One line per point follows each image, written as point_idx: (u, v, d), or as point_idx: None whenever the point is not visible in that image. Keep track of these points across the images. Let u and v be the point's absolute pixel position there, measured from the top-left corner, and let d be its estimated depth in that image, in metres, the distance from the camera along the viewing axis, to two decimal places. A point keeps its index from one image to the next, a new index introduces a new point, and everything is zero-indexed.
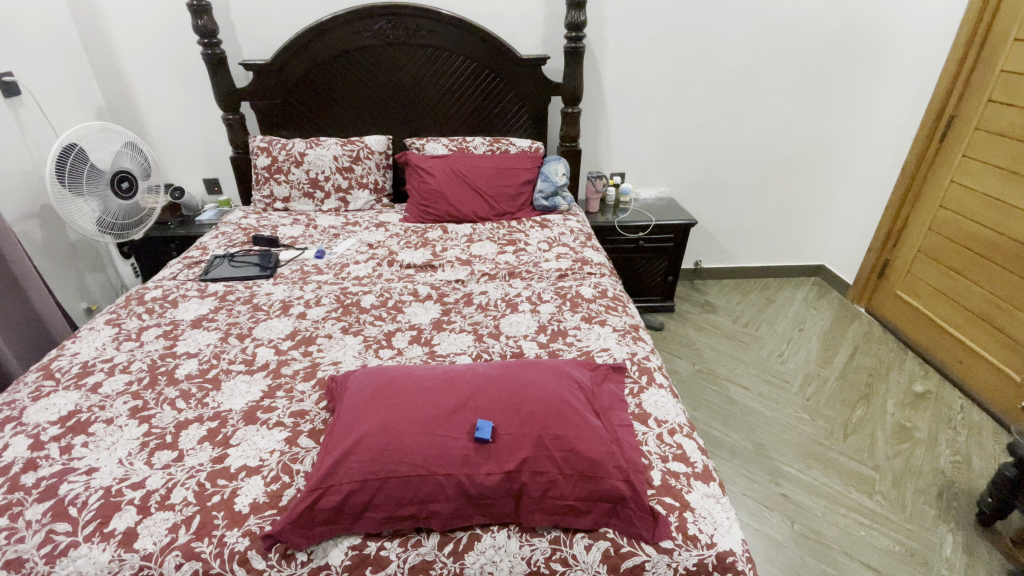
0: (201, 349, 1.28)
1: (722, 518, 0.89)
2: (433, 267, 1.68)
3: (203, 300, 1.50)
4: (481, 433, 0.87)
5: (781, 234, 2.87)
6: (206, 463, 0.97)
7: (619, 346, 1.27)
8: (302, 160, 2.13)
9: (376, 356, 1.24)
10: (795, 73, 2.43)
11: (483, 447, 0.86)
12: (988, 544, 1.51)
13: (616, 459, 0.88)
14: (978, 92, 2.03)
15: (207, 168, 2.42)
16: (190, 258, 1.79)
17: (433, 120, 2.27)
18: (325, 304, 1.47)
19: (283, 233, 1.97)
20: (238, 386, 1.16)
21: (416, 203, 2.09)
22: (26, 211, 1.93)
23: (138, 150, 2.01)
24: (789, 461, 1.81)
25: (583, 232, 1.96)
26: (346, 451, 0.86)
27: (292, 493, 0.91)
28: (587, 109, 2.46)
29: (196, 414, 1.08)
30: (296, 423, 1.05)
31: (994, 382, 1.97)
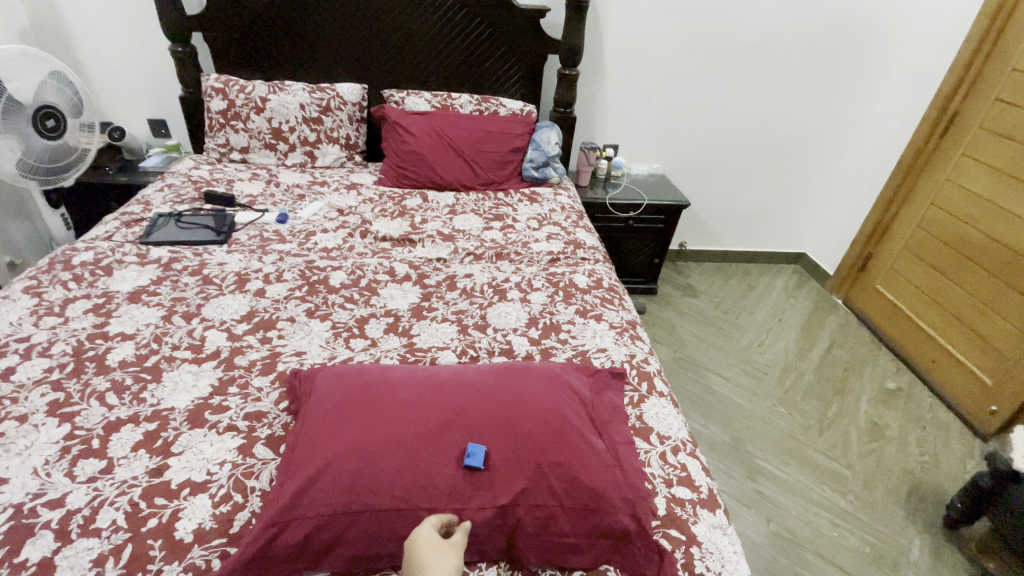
0: (140, 330, 1.10)
1: (729, 553, 0.83)
2: (412, 242, 1.51)
3: (143, 268, 1.30)
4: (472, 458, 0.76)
5: (767, 219, 2.81)
6: (141, 477, 0.82)
7: (617, 347, 1.17)
8: (263, 107, 1.88)
9: (347, 347, 1.10)
10: (801, 51, 2.31)
11: (474, 475, 0.75)
12: (952, 546, 1.54)
13: (622, 489, 0.78)
14: (986, 88, 1.96)
15: (153, 107, 2.12)
16: (129, 215, 1.56)
17: (415, 71, 2.04)
18: (288, 280, 1.29)
19: (239, 189, 1.74)
20: (183, 378, 0.99)
21: (394, 164, 1.89)
22: None
23: (67, 83, 1.71)
24: (765, 457, 1.79)
25: (575, 210, 1.83)
26: (312, 478, 0.73)
27: (246, 518, 0.77)
28: (584, 72, 2.27)
29: (131, 413, 0.92)
30: (251, 428, 0.91)
31: (965, 383, 2.00)
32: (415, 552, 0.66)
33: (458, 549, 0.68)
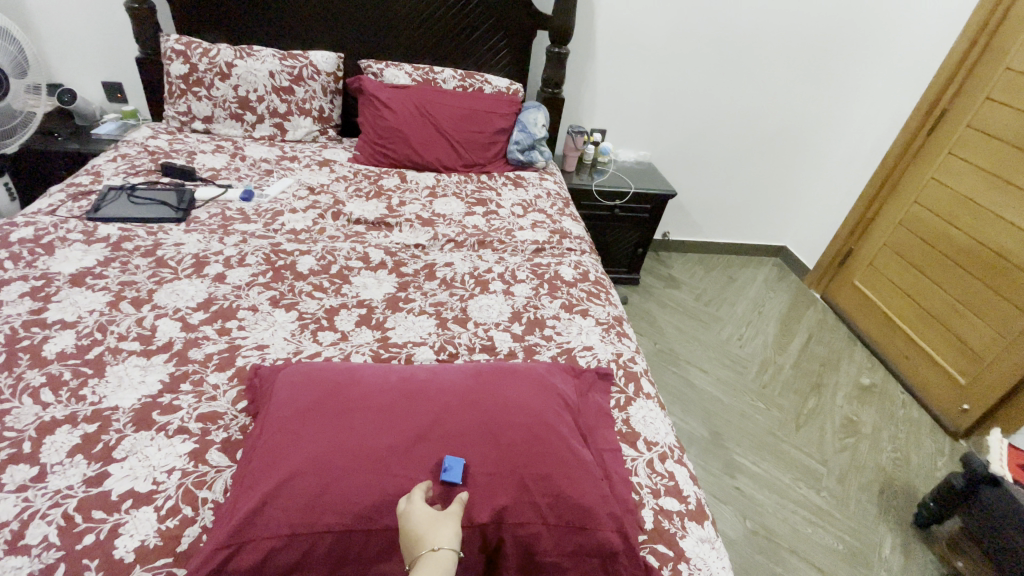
0: (82, 317, 1.00)
1: (717, 568, 0.79)
2: (388, 226, 1.42)
3: (89, 248, 1.18)
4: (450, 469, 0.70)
5: (751, 211, 2.79)
6: (77, 486, 0.73)
7: (603, 345, 1.12)
8: (228, 74, 1.74)
9: (314, 341, 1.01)
10: (795, 41, 2.26)
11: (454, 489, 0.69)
12: (922, 544, 1.57)
13: (609, 505, 0.74)
14: (977, 86, 1.94)
15: (106, 68, 1.95)
16: (77, 187, 1.42)
17: (395, 42, 1.92)
18: (251, 265, 1.19)
19: (201, 162, 1.61)
20: (129, 373, 0.90)
21: (370, 141, 1.78)
22: None
23: (11, 39, 1.54)
24: (743, 452, 1.78)
25: (561, 197, 1.75)
26: (271, 495, 0.65)
27: (195, 535, 0.70)
28: (573, 51, 2.17)
29: (68, 413, 0.83)
30: (205, 431, 0.83)
31: (939, 381, 2.03)
32: (410, 527, 0.62)
33: (456, 518, 0.64)
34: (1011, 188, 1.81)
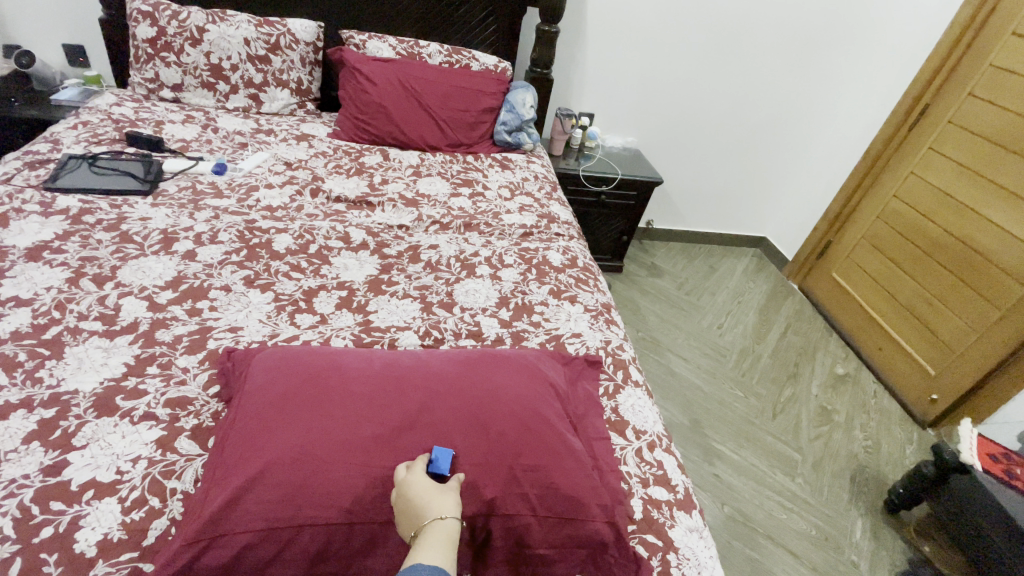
0: (38, 295, 0.92)
1: (705, 558, 0.78)
2: (370, 205, 1.37)
3: (48, 220, 1.10)
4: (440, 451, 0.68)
5: (734, 201, 2.80)
6: (33, 476, 0.68)
7: (592, 332, 1.10)
8: (200, 39, 1.64)
9: (291, 324, 0.96)
10: (785, 30, 2.25)
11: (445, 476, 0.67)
12: (891, 530, 1.61)
13: (600, 496, 0.72)
14: (960, 82, 1.96)
15: (67, 29, 1.81)
16: (34, 154, 1.33)
17: (378, 13, 1.83)
18: (224, 242, 1.13)
19: (170, 133, 1.52)
20: (90, 355, 0.84)
21: (352, 116, 1.71)
22: None
23: None
24: (722, 440, 1.80)
25: (548, 180, 1.72)
26: (245, 486, 0.61)
27: (163, 528, 0.65)
28: (563, 32, 2.12)
29: (22, 397, 0.76)
30: (173, 417, 0.78)
31: (910, 371, 2.08)
32: (410, 497, 0.60)
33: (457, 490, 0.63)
34: (990, 184, 1.84)
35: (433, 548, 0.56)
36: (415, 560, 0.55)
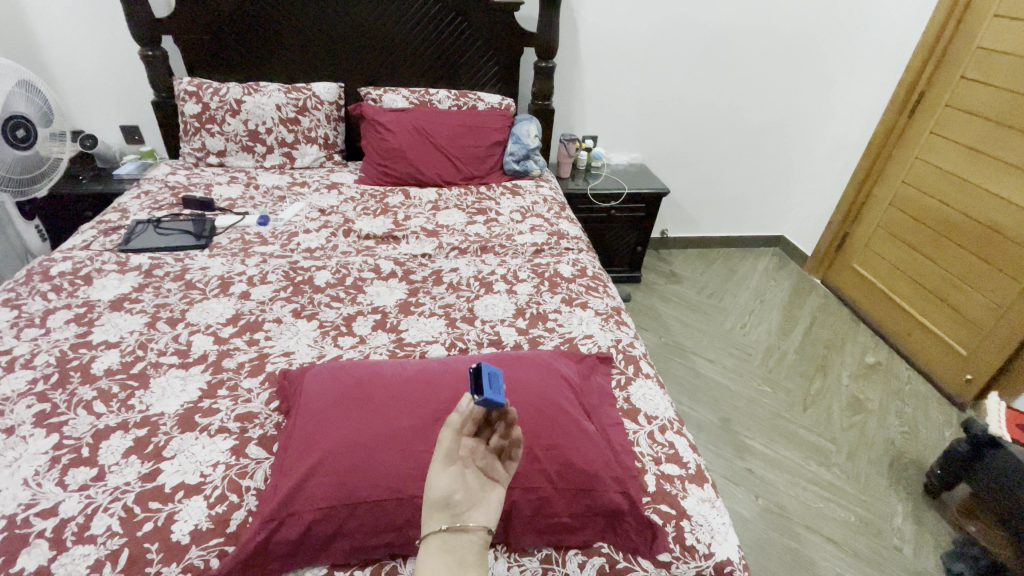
0: (124, 337, 1.09)
1: (718, 524, 0.85)
2: (396, 239, 1.52)
3: (124, 276, 1.29)
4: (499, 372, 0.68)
5: (746, 203, 2.85)
6: (134, 483, 0.82)
7: (603, 333, 1.19)
8: (238, 109, 1.86)
9: (335, 345, 1.10)
10: (773, 36, 2.35)
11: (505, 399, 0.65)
12: (934, 512, 1.60)
13: (613, 470, 0.81)
14: (951, 69, 2.01)
15: (126, 114, 2.09)
16: (107, 223, 1.54)
17: (390, 70, 2.04)
18: (272, 282, 1.29)
19: (218, 193, 1.73)
20: (171, 384, 0.99)
21: (374, 162, 1.89)
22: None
23: (36, 91, 1.69)
24: (753, 435, 1.83)
25: (557, 202, 1.84)
26: (308, 473, 0.74)
27: (242, 517, 0.78)
28: (560, 65, 2.29)
29: (119, 421, 0.92)
30: (243, 428, 0.91)
31: (942, 354, 2.07)
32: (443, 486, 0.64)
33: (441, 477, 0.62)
34: (995, 161, 1.87)
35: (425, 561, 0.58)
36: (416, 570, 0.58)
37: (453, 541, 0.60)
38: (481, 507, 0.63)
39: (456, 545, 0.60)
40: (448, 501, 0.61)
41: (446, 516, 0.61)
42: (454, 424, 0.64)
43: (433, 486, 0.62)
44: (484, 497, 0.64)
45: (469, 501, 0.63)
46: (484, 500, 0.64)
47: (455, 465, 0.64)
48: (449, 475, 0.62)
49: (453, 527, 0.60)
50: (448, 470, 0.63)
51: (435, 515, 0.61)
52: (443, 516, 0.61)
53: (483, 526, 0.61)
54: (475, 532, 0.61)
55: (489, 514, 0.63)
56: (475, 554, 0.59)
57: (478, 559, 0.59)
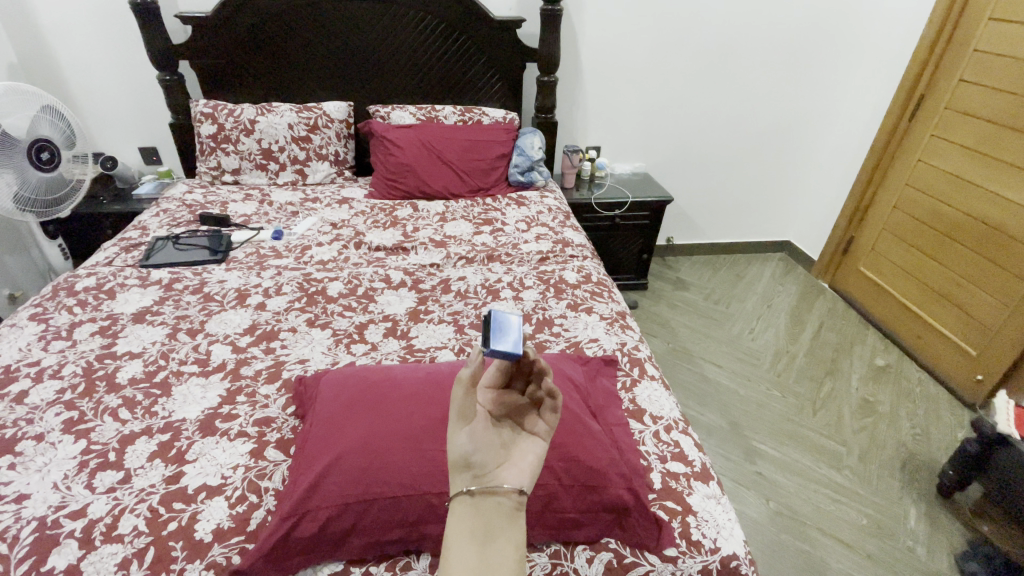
0: (146, 348, 1.14)
1: (724, 520, 0.87)
2: (405, 250, 1.56)
3: (146, 290, 1.34)
4: (504, 326, 0.66)
5: (751, 209, 2.87)
6: (158, 485, 0.85)
7: (608, 336, 1.22)
8: (252, 129, 1.93)
9: (348, 352, 1.14)
10: (772, 45, 2.39)
11: (513, 350, 0.63)
12: (948, 514, 1.59)
13: (618, 467, 0.84)
14: (949, 72, 2.04)
15: (145, 136, 2.17)
16: (127, 240, 1.60)
17: (397, 88, 2.10)
18: (287, 293, 1.34)
19: (234, 210, 1.79)
20: (191, 391, 1.03)
21: (383, 177, 1.95)
22: None
23: (60, 116, 1.77)
24: (762, 439, 1.83)
25: (562, 211, 1.88)
26: (325, 471, 0.77)
27: (261, 516, 0.81)
28: (562, 79, 2.34)
29: (144, 426, 0.96)
30: (261, 433, 0.95)
31: (952, 356, 2.06)
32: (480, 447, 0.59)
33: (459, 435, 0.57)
34: (996, 162, 1.88)
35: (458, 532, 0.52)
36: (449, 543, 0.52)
37: (480, 504, 0.54)
38: (511, 466, 0.57)
39: (483, 508, 0.54)
40: (470, 461, 0.56)
41: (469, 478, 0.55)
42: (464, 379, 0.59)
43: (452, 447, 0.57)
44: (511, 456, 0.58)
45: (495, 460, 0.57)
46: (513, 459, 0.58)
47: (474, 423, 0.59)
48: (468, 433, 0.57)
49: (478, 489, 0.54)
50: (466, 428, 0.58)
51: (459, 478, 0.56)
52: (466, 478, 0.55)
53: (513, 486, 0.55)
54: (503, 493, 0.55)
55: (519, 472, 0.57)
56: (506, 517, 0.53)
57: (510, 521, 0.53)
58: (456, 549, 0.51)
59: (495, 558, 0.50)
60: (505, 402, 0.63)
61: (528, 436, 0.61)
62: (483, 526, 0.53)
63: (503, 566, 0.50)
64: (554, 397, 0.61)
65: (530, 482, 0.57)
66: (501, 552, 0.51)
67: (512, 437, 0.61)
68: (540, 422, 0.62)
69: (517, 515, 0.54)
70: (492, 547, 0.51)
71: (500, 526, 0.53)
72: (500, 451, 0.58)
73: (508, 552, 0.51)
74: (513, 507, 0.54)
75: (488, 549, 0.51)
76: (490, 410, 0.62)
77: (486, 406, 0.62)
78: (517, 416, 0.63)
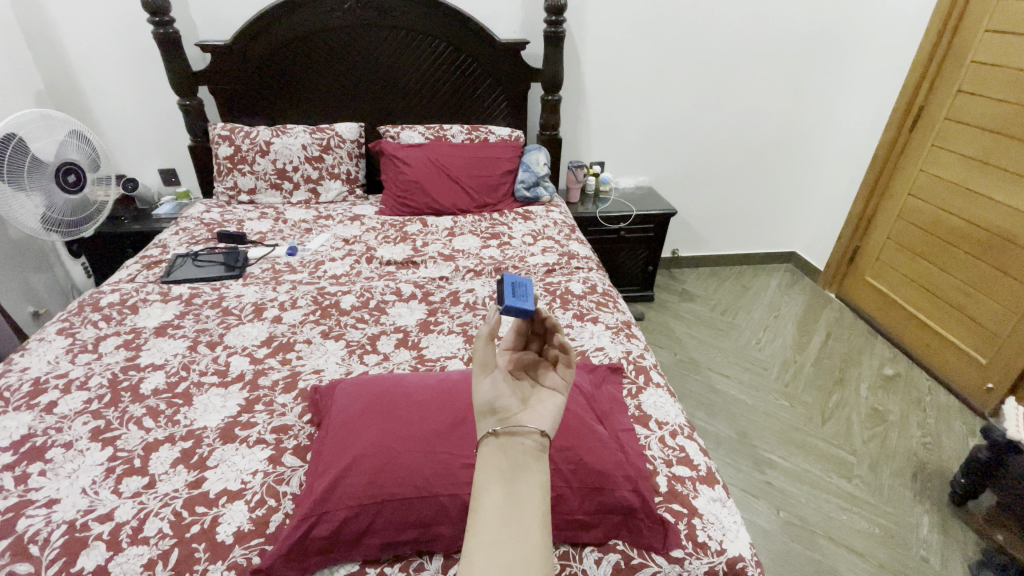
0: (168, 360, 1.19)
1: (730, 523, 0.89)
2: (415, 264, 1.61)
3: (167, 305, 1.39)
4: (519, 288, 0.72)
5: (756, 221, 2.90)
6: (181, 489, 0.89)
7: (614, 345, 1.25)
8: (267, 150, 2.00)
9: (361, 363, 1.18)
10: (771, 61, 2.44)
11: (525, 309, 0.68)
12: (961, 523, 1.58)
13: (625, 469, 0.86)
14: (947, 83, 2.08)
15: (164, 159, 2.25)
16: (148, 258, 1.66)
17: (407, 109, 2.17)
18: (302, 306, 1.38)
19: (250, 227, 1.85)
20: (212, 400, 1.07)
21: (393, 194, 2.01)
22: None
23: (86, 140, 1.85)
24: (771, 448, 1.83)
25: (567, 224, 1.92)
26: (340, 475, 0.80)
27: (280, 519, 0.84)
28: (566, 97, 2.41)
29: (167, 434, 1.00)
30: (279, 440, 0.98)
31: (961, 364, 2.06)
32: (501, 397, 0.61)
33: (481, 384, 0.60)
34: (998, 170, 1.90)
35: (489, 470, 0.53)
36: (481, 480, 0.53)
37: (505, 444, 0.56)
38: (533, 412, 0.60)
39: (508, 448, 0.55)
40: (493, 406, 0.58)
41: (494, 422, 0.58)
42: (483, 334, 0.61)
43: (476, 395, 0.59)
44: (531, 405, 0.61)
45: (516, 407, 0.60)
46: (533, 407, 0.60)
47: (496, 374, 0.61)
48: (490, 381, 0.60)
49: (502, 429, 0.57)
50: (489, 377, 0.61)
51: (484, 423, 0.58)
52: (491, 422, 0.58)
53: (534, 427, 0.57)
54: (527, 433, 0.57)
55: (539, 416, 0.59)
56: (531, 455, 0.55)
57: (534, 459, 0.55)
58: (484, 484, 0.52)
59: (521, 492, 0.52)
60: (522, 362, 0.67)
61: (545, 390, 0.64)
62: (509, 463, 0.54)
63: (530, 499, 0.51)
64: (566, 353, 0.65)
65: (550, 427, 0.59)
66: (528, 487, 0.52)
67: (531, 391, 0.64)
68: (555, 377, 0.66)
69: (540, 454, 0.56)
70: (518, 482, 0.52)
71: (526, 463, 0.54)
72: (521, 401, 0.61)
73: (535, 486, 0.52)
74: (536, 447, 0.56)
75: (515, 484, 0.52)
76: (509, 367, 0.66)
77: (505, 363, 0.65)
78: (533, 371, 0.67)
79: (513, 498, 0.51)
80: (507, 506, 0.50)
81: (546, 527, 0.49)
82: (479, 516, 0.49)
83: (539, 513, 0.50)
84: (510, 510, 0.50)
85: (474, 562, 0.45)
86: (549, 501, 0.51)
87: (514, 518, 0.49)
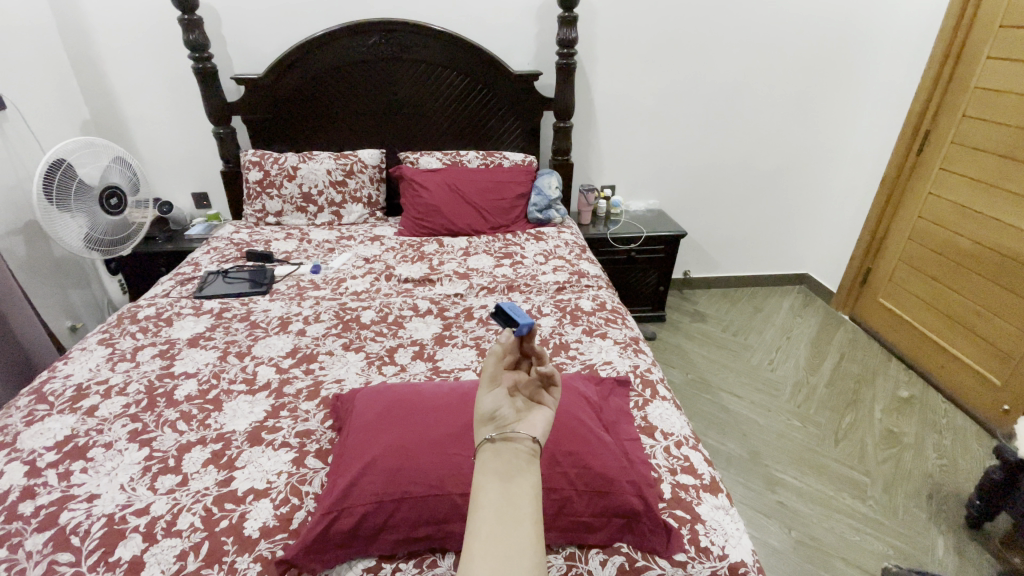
0: (200, 368, 1.26)
1: (732, 529, 0.92)
2: (431, 281, 1.68)
3: (199, 318, 1.48)
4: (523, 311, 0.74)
5: (766, 243, 2.93)
6: (211, 487, 0.95)
7: (621, 359, 1.29)
8: (294, 175, 2.12)
9: (380, 373, 1.24)
10: (777, 88, 2.51)
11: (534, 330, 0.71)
12: (977, 546, 1.56)
13: (628, 475, 0.90)
14: (951, 109, 2.12)
15: (196, 183, 2.39)
16: (182, 275, 1.76)
17: (425, 136, 2.28)
18: (325, 320, 1.46)
19: (276, 247, 1.95)
20: (240, 406, 1.14)
21: (411, 216, 2.10)
22: (41, 256, 1.99)
23: (127, 165, 1.99)
24: (783, 469, 1.83)
25: (578, 245, 1.99)
26: (360, 473, 0.86)
27: (303, 516, 0.89)
28: (577, 123, 2.50)
29: (199, 436, 1.07)
30: (302, 443, 1.04)
31: (977, 386, 2.04)
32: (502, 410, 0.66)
33: (486, 396, 0.65)
34: (1004, 192, 1.93)
35: (485, 472, 0.59)
36: (476, 482, 0.58)
37: (499, 449, 0.61)
38: (527, 423, 0.65)
39: (503, 452, 0.61)
40: (493, 415, 0.64)
41: (491, 429, 0.63)
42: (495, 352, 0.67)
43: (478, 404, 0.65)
44: (525, 416, 0.66)
45: (512, 417, 0.65)
46: (526, 418, 0.66)
47: (499, 388, 0.67)
48: (493, 395, 0.66)
49: (497, 436, 0.62)
50: (492, 391, 0.66)
51: (482, 430, 0.63)
52: (489, 429, 0.63)
53: (527, 434, 0.63)
54: (520, 440, 0.62)
55: (532, 426, 0.65)
56: (524, 459, 0.60)
57: (527, 463, 0.60)
58: (482, 486, 0.57)
59: (515, 490, 0.57)
60: None
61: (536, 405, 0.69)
62: (504, 466, 0.59)
63: (523, 497, 0.56)
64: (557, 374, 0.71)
65: (541, 434, 0.65)
66: (522, 487, 0.57)
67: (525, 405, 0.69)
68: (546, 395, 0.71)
69: (532, 458, 0.61)
70: (512, 482, 0.58)
71: (519, 466, 0.59)
72: (516, 412, 0.66)
73: (528, 486, 0.58)
74: (529, 452, 0.62)
75: (509, 484, 0.57)
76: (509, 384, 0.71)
77: None
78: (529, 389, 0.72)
79: (508, 497, 0.56)
80: (502, 505, 0.55)
81: (536, 519, 0.55)
82: (478, 514, 0.54)
83: (531, 507, 0.55)
84: (505, 508, 0.55)
85: (473, 556, 0.50)
86: (538, 497, 0.57)
87: (509, 515, 0.54)
